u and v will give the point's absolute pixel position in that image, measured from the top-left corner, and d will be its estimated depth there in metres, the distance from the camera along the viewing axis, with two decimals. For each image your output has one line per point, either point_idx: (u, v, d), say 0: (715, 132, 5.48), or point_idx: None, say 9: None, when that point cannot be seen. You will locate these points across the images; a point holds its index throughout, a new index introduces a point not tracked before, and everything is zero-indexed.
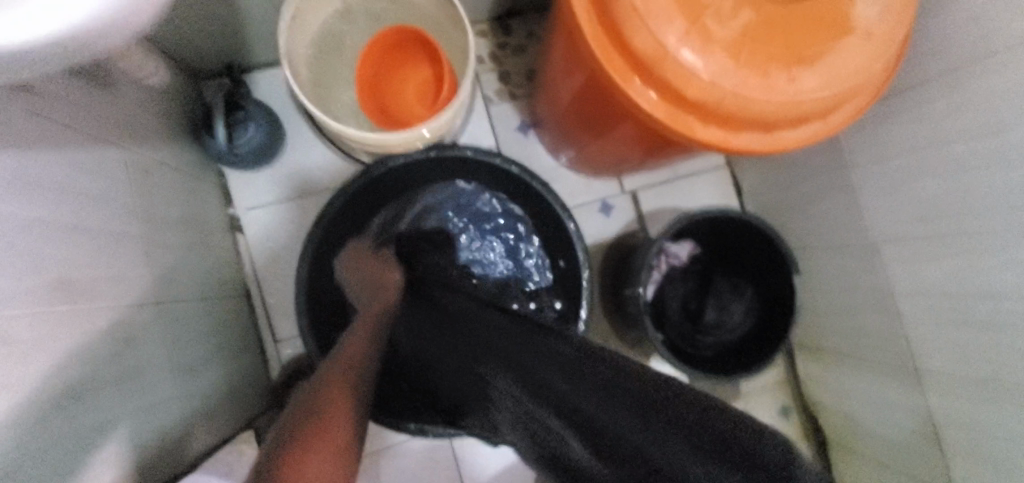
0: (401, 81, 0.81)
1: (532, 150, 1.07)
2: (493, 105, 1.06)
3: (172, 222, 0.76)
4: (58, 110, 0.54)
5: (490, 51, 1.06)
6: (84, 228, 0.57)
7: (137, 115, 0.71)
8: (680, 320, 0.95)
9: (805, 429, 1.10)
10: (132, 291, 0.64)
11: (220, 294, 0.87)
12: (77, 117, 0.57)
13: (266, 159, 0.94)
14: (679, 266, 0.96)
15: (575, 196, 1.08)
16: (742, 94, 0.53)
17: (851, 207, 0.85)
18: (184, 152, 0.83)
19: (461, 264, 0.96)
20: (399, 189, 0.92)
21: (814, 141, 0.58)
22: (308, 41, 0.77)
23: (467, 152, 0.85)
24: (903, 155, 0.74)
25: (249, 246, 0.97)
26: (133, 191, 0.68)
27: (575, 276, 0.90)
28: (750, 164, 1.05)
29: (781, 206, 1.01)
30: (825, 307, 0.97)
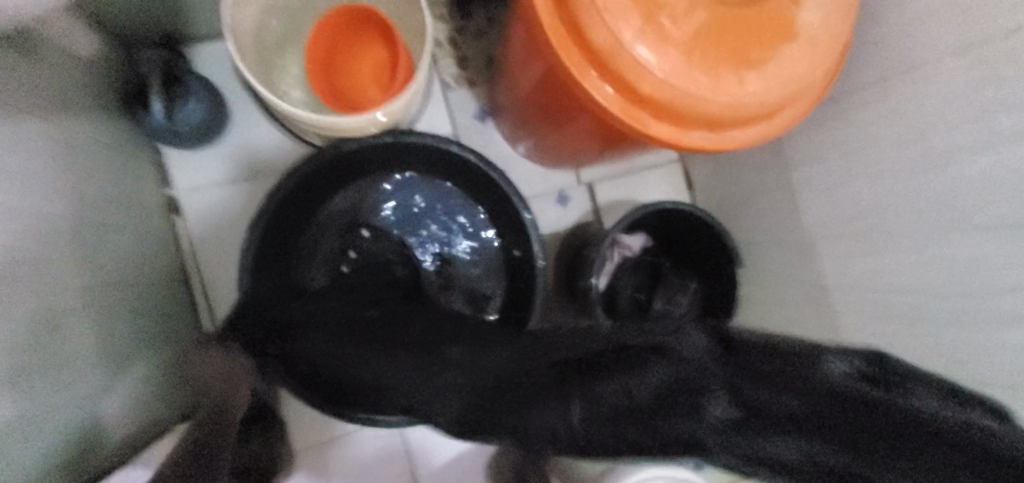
0: (354, 61, 0.78)
1: (490, 138, 1.06)
2: (451, 91, 1.04)
3: (103, 200, 0.71)
4: None
5: (449, 35, 1.04)
6: (7, 205, 0.52)
7: (64, 83, 0.65)
8: (632, 311, 0.97)
9: None
10: (59, 274, 0.59)
11: (155, 278, 0.82)
12: (2, 83, 0.53)
13: (209, 137, 0.89)
14: (631, 257, 0.98)
15: (531, 185, 1.08)
16: (693, 93, 0.54)
17: (791, 204, 0.89)
18: (116, 125, 0.78)
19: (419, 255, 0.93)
20: (350, 173, 0.89)
21: (761, 141, 0.60)
22: (255, 16, 0.73)
23: (426, 138, 0.83)
24: (839, 156, 0.79)
25: (187, 227, 0.91)
26: (58, 167, 0.62)
27: (530, 266, 0.90)
28: (701, 160, 1.09)
29: (728, 202, 1.05)
30: (764, 299, 1.02)
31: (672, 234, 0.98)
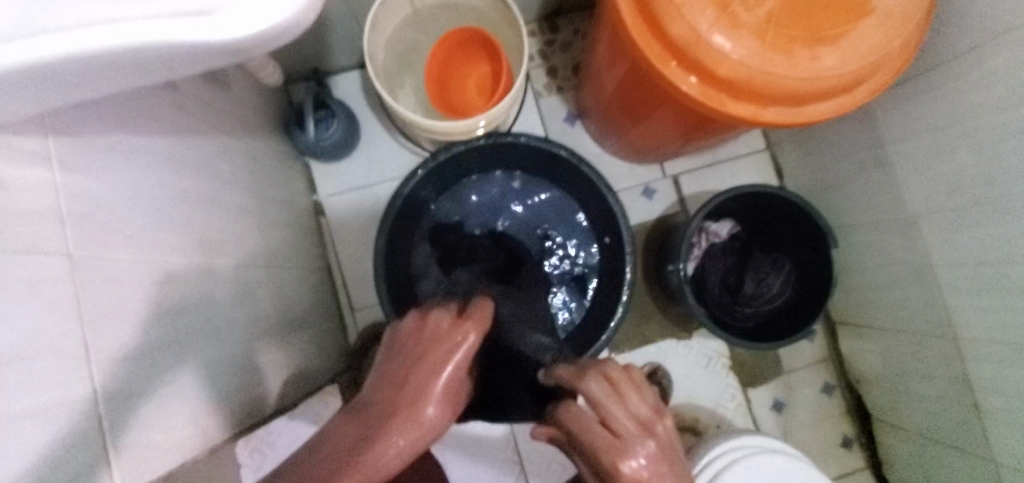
0: (462, 76, 0.92)
1: (579, 139, 1.16)
2: (543, 99, 1.15)
3: (275, 203, 0.90)
4: (191, 106, 0.68)
5: (539, 49, 1.15)
6: (213, 201, 0.71)
7: (246, 112, 0.85)
8: (721, 293, 1.00)
9: (847, 404, 1.14)
10: (248, 253, 0.77)
11: (308, 266, 1.00)
12: (203, 111, 0.71)
13: (345, 151, 1.08)
14: (719, 243, 1.02)
15: (620, 181, 1.16)
16: (770, 72, 0.60)
17: (887, 182, 0.89)
18: (280, 144, 0.97)
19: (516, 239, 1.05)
20: (459, 171, 1.01)
21: (840, 113, 0.64)
22: (386, 46, 0.89)
23: (523, 137, 0.94)
24: (935, 130, 0.78)
25: (330, 227, 1.10)
26: (246, 175, 0.81)
27: (619, 253, 0.97)
28: (788, 147, 1.10)
29: (819, 186, 1.05)
30: (864, 282, 1.01)
31: (759, 218, 1.00)
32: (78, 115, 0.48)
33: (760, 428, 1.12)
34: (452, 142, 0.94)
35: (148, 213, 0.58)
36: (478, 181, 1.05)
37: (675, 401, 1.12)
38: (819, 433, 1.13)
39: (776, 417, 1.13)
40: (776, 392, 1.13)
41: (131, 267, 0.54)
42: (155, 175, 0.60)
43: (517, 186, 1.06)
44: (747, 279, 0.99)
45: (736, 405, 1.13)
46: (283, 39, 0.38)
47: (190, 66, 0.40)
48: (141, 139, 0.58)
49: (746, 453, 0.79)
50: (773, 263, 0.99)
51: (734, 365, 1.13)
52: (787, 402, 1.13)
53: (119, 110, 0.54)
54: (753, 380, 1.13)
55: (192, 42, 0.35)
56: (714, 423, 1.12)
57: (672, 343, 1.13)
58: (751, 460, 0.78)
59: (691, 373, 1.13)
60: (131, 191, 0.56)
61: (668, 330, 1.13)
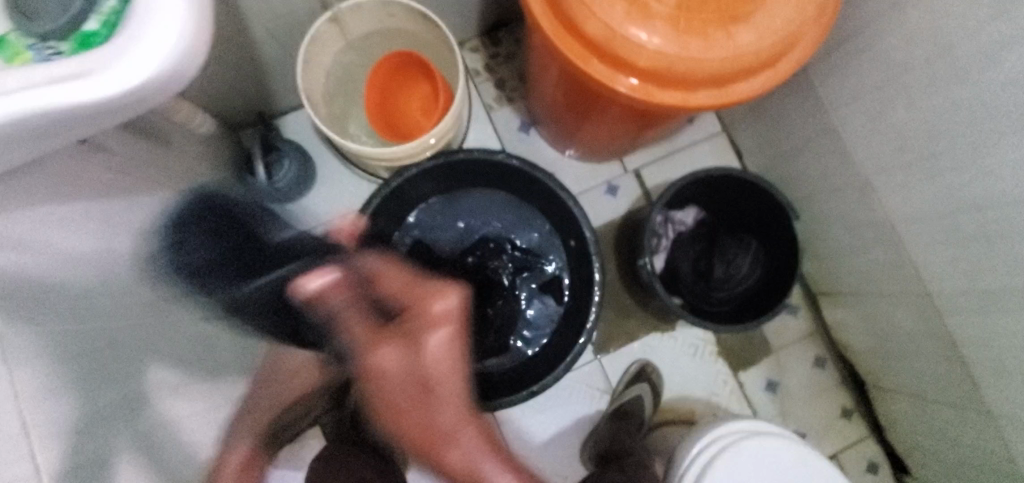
0: (403, 100, 0.92)
1: (535, 147, 1.16)
2: (494, 112, 1.16)
3: None
4: (126, 166, 0.67)
5: (484, 63, 1.16)
6: None
7: (190, 165, 0.84)
8: (694, 280, 0.99)
9: (840, 374, 1.13)
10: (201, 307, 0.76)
11: None
12: (139, 170, 0.70)
13: (302, 190, 1.07)
14: (686, 230, 1.01)
15: (581, 183, 1.15)
16: (687, 57, 0.60)
17: (837, 148, 0.89)
18: (233, 192, 0.97)
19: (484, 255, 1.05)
20: (417, 195, 1.01)
21: (768, 87, 0.64)
22: (323, 81, 0.89)
23: (473, 153, 0.94)
24: (872, 90, 0.78)
25: None
26: None
27: (585, 254, 0.97)
28: (743, 127, 1.11)
29: (775, 162, 1.05)
30: (834, 250, 1.00)
31: (721, 201, 1.00)
32: (14, 190, 0.47)
33: (756, 411, 1.11)
34: (403, 167, 0.94)
35: (81, 282, 0.57)
36: (436, 203, 1.05)
37: (667, 395, 1.11)
38: (817, 407, 1.12)
39: (771, 397, 1.11)
40: (768, 373, 1.12)
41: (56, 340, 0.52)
42: (89, 241, 0.58)
43: (475, 202, 1.06)
44: (716, 263, 0.99)
45: (729, 391, 1.11)
46: (172, 87, 0.37)
47: (88, 126, 0.39)
48: (74, 205, 0.56)
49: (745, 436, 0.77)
50: (739, 243, 0.99)
51: (721, 350, 1.12)
52: (780, 381, 1.12)
53: (53, 175, 0.53)
54: (742, 363, 1.12)
55: (72, 103, 0.34)
56: (710, 412, 1.10)
57: (656, 338, 1.12)
58: (751, 443, 0.76)
59: (679, 365, 1.12)
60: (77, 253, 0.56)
61: (650, 324, 1.12)
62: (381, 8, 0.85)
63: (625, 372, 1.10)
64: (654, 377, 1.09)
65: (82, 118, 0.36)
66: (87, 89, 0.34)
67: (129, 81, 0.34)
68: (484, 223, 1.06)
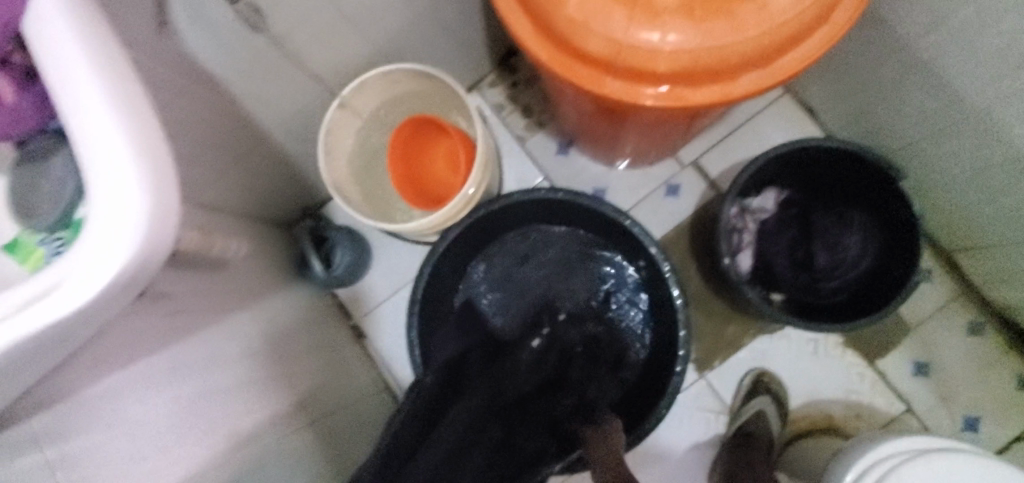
0: (430, 162, 0.89)
1: (578, 166, 1.09)
2: (527, 142, 1.10)
3: (310, 352, 0.92)
4: (196, 302, 0.67)
5: (506, 95, 1.11)
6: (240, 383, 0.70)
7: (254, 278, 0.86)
8: (794, 273, 0.86)
9: (1009, 339, 0.93)
10: (288, 420, 0.77)
11: (364, 396, 1.00)
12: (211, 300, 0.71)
13: (360, 271, 1.08)
14: (769, 218, 0.88)
15: (637, 191, 1.06)
16: (713, 48, 0.51)
17: (934, 83, 0.73)
18: (298, 290, 0.99)
19: (553, 295, 0.98)
20: (467, 251, 0.96)
21: (824, 49, 0.53)
22: (347, 167, 0.88)
23: (514, 196, 0.88)
24: (961, 8, 0.63)
25: (375, 346, 1.10)
26: (272, 339, 0.82)
27: (658, 274, 0.87)
28: (807, 82, 0.96)
29: (859, 113, 0.90)
30: (963, 199, 0.83)
31: (805, 175, 0.86)
32: (72, 376, 0.48)
33: (909, 402, 0.94)
34: (445, 230, 0.90)
35: (168, 435, 0.57)
36: (489, 256, 0.99)
37: (795, 404, 0.97)
38: (988, 384, 0.92)
39: (924, 383, 0.94)
40: (913, 355, 0.95)
41: None
42: (162, 392, 0.58)
43: (527, 244, 0.99)
44: (818, 249, 0.85)
45: (868, 385, 0.95)
46: (165, 238, 0.37)
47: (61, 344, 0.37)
48: (142, 360, 0.56)
49: (924, 453, 0.62)
50: (841, 220, 0.85)
51: (848, 340, 0.96)
52: (931, 362, 0.94)
53: (123, 341, 0.53)
54: (877, 350, 0.96)
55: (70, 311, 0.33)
56: (852, 414, 0.95)
57: (764, 341, 0.99)
58: (933, 459, 0.61)
59: (800, 367, 0.98)
60: (161, 409, 0.57)
61: (752, 327, 1.00)
62: (385, 79, 0.83)
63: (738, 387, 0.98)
64: (774, 386, 0.96)
65: (103, 308, 0.35)
66: (55, 302, 0.33)
67: (124, 252, 0.34)
68: (543, 265, 0.99)
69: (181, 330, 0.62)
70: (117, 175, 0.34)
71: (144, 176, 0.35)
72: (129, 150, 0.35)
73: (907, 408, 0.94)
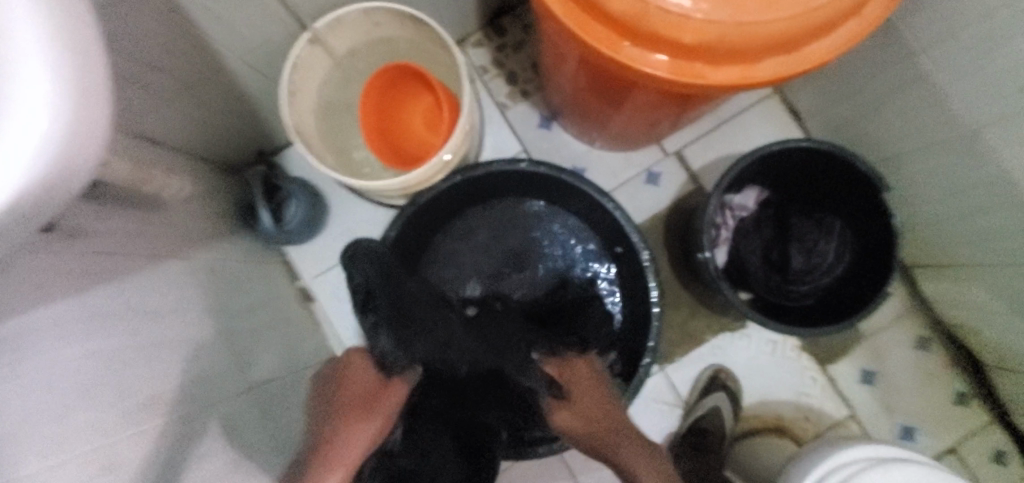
0: (405, 118, 0.81)
1: (559, 142, 1.03)
2: (509, 110, 1.03)
3: (251, 312, 0.83)
4: (121, 247, 0.58)
5: (491, 57, 1.04)
6: (166, 342, 0.62)
7: (194, 225, 0.77)
8: (769, 274, 0.85)
9: (951, 354, 0.97)
10: (222, 386, 0.69)
11: (308, 363, 0.93)
12: (143, 246, 0.62)
13: (314, 228, 0.99)
14: (749, 217, 0.87)
15: (617, 175, 1.03)
16: (744, 24, 0.46)
17: (931, 98, 0.72)
18: (243, 243, 0.90)
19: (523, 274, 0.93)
20: (436, 219, 0.89)
21: (852, 43, 0.50)
22: (312, 112, 0.79)
23: (493, 165, 0.82)
24: (976, 22, 0.62)
25: (324, 311, 1.02)
26: (207, 294, 0.73)
27: (635, 262, 0.84)
28: (799, 84, 0.95)
29: (847, 120, 0.90)
30: (934, 216, 0.84)
31: (790, 177, 0.85)
32: None
33: (853, 408, 0.97)
34: (416, 193, 0.83)
35: (77, 396, 0.49)
36: (457, 226, 0.93)
37: (747, 402, 0.98)
38: (926, 396, 0.96)
39: (869, 390, 0.97)
40: (862, 363, 0.97)
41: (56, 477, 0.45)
42: (76, 344, 0.49)
43: (500, 217, 0.94)
44: (794, 252, 0.85)
45: (818, 389, 0.98)
46: (81, 165, 0.29)
47: None
48: (49, 308, 0.47)
49: (880, 462, 0.66)
50: (819, 226, 0.85)
51: (805, 344, 0.98)
52: (878, 371, 0.97)
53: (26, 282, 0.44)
54: (830, 356, 0.98)
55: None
56: (799, 416, 0.97)
57: (726, 338, 0.99)
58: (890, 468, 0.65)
59: (756, 366, 0.98)
60: (73, 364, 0.48)
61: (716, 323, 0.99)
62: (364, 18, 0.74)
63: (696, 381, 0.98)
64: (732, 384, 0.97)
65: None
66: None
67: (13, 181, 0.26)
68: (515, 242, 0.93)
69: (97, 276, 0.53)
70: (27, 92, 0.26)
71: (61, 101, 0.27)
72: (45, 68, 0.27)
73: (850, 413, 0.97)
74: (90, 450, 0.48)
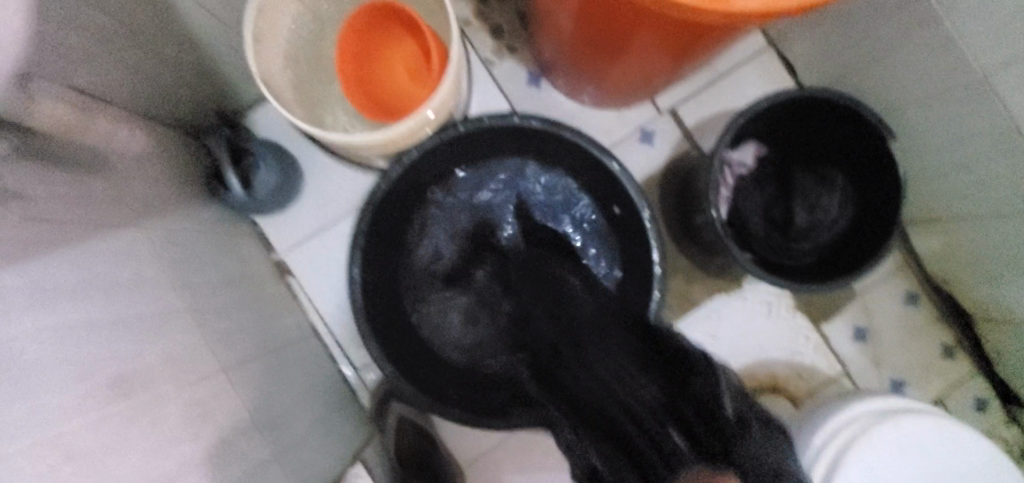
0: (387, 68, 0.75)
1: (550, 99, 0.98)
2: (496, 66, 0.97)
3: (222, 284, 0.76)
4: (59, 211, 0.52)
5: (474, 9, 0.97)
6: (123, 318, 0.55)
7: (152, 190, 0.69)
8: (769, 233, 0.83)
9: (940, 308, 0.98)
10: (195, 364, 0.62)
11: (288, 339, 0.87)
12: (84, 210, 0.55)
13: (288, 195, 0.92)
14: (748, 174, 0.85)
15: (610, 134, 0.98)
16: None
17: (939, 42, 0.70)
18: (209, 213, 0.82)
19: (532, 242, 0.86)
20: (421, 181, 0.83)
21: None
22: (281, 61, 0.71)
23: (485, 120, 0.77)
24: None
25: (301, 284, 0.96)
26: (171, 264, 0.66)
27: (634, 222, 0.80)
28: (798, 35, 0.92)
29: (848, 71, 0.87)
30: (935, 167, 0.83)
31: (791, 130, 0.82)
32: None
33: (846, 365, 0.97)
34: (401, 152, 0.76)
35: (21, 380, 0.42)
36: (439, 194, 0.88)
37: (743, 362, 0.97)
38: (915, 350, 0.97)
39: (861, 347, 0.97)
40: (855, 320, 0.98)
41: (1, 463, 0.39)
42: (18, 317, 0.43)
43: (476, 189, 0.89)
44: (797, 208, 0.83)
45: (812, 347, 0.98)
46: None
47: None
48: None
49: (890, 412, 0.67)
50: (821, 181, 0.83)
51: (800, 302, 0.97)
52: (870, 327, 0.97)
53: None
54: (825, 313, 0.98)
55: None
56: (794, 374, 0.97)
57: (721, 300, 0.98)
58: (901, 420, 0.66)
59: (752, 327, 0.98)
60: (13, 342, 0.42)
61: (712, 285, 0.98)
62: None
63: None
64: None
65: None
66: None
67: None
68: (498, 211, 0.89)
69: (20, 248, 0.45)
70: None
71: None
72: None
73: (843, 370, 0.97)
74: (32, 444, 0.41)
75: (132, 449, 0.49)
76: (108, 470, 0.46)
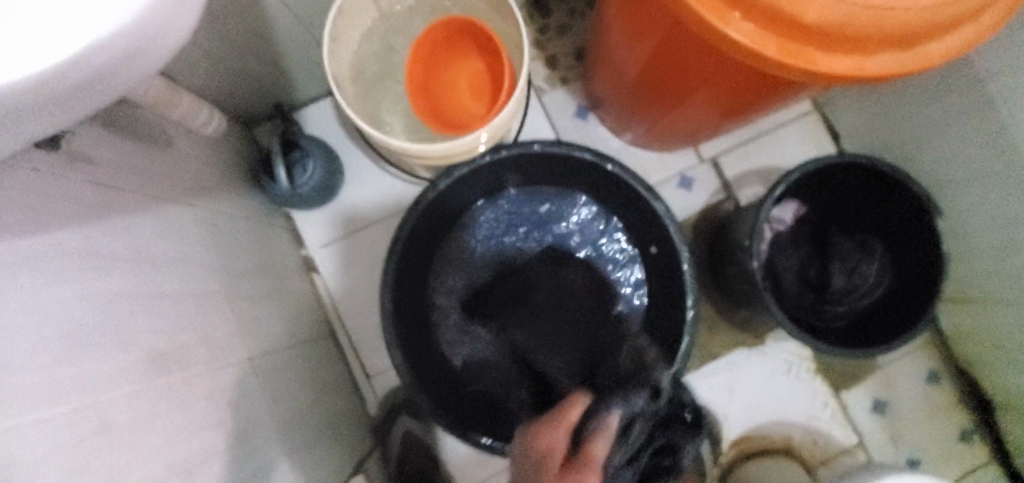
0: (450, 84, 0.77)
1: (595, 133, 0.99)
2: (546, 95, 0.99)
3: (254, 273, 0.76)
4: (118, 180, 0.52)
5: (533, 38, 0.99)
6: (167, 294, 0.54)
7: (200, 171, 0.69)
8: (802, 292, 0.83)
9: (962, 392, 0.96)
10: (224, 350, 0.61)
11: (308, 336, 0.86)
12: (136, 184, 0.55)
13: (328, 194, 0.93)
14: (786, 231, 0.85)
15: (650, 175, 0.99)
16: (875, 5, 0.44)
17: (997, 126, 0.71)
18: (251, 200, 0.83)
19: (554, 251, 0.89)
20: (463, 197, 0.84)
21: (967, 48, 0.48)
22: (348, 64, 0.73)
23: (536, 145, 0.77)
24: None
25: (325, 284, 0.95)
26: (213, 247, 0.66)
27: (671, 264, 0.80)
28: (846, 103, 0.93)
29: (894, 143, 0.88)
30: (975, 249, 0.83)
31: (833, 192, 0.83)
32: None
33: (863, 437, 0.95)
34: (452, 166, 0.77)
35: (71, 345, 0.42)
36: (471, 215, 0.88)
37: (758, 420, 0.96)
38: (934, 431, 0.96)
39: (879, 420, 0.96)
40: (875, 392, 0.96)
41: (41, 429, 0.38)
42: (76, 283, 0.43)
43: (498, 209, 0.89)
44: (835, 271, 0.82)
45: (830, 414, 0.96)
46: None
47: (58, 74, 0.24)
48: (49, 238, 0.42)
49: None
50: (862, 247, 0.83)
51: (821, 367, 0.96)
52: (889, 401, 0.96)
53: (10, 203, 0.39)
54: (846, 382, 0.96)
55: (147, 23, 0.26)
56: (809, 440, 0.95)
57: (742, 354, 0.97)
58: None
59: (770, 385, 0.96)
60: (67, 307, 0.42)
61: (735, 337, 0.97)
62: None
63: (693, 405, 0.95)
64: (711, 422, 0.93)
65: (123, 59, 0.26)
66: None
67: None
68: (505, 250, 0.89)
69: (80, 213, 0.45)
70: None
71: None
72: None
73: (859, 441, 0.95)
74: (70, 411, 0.40)
75: (160, 428, 0.48)
76: (138, 446, 0.45)
